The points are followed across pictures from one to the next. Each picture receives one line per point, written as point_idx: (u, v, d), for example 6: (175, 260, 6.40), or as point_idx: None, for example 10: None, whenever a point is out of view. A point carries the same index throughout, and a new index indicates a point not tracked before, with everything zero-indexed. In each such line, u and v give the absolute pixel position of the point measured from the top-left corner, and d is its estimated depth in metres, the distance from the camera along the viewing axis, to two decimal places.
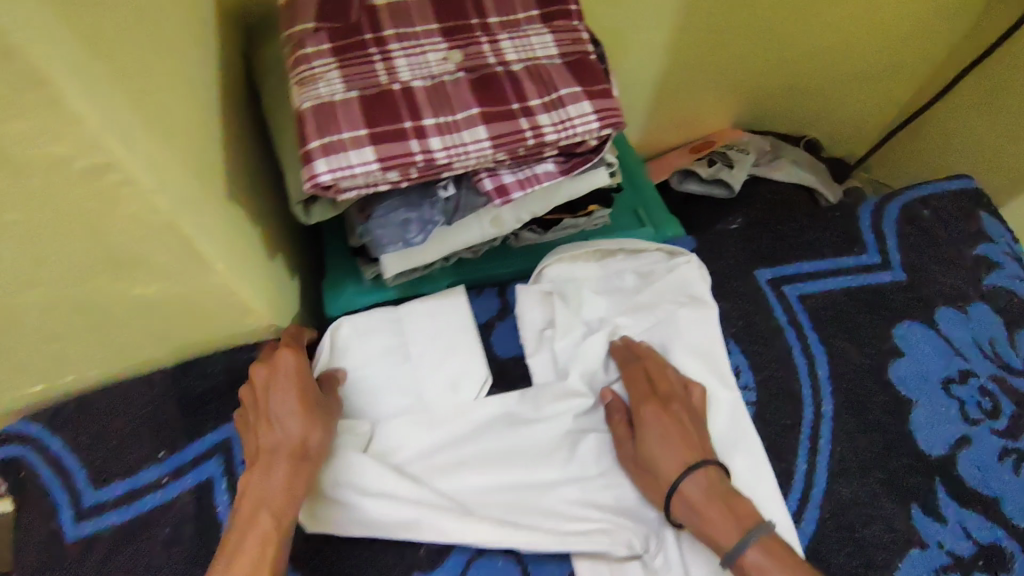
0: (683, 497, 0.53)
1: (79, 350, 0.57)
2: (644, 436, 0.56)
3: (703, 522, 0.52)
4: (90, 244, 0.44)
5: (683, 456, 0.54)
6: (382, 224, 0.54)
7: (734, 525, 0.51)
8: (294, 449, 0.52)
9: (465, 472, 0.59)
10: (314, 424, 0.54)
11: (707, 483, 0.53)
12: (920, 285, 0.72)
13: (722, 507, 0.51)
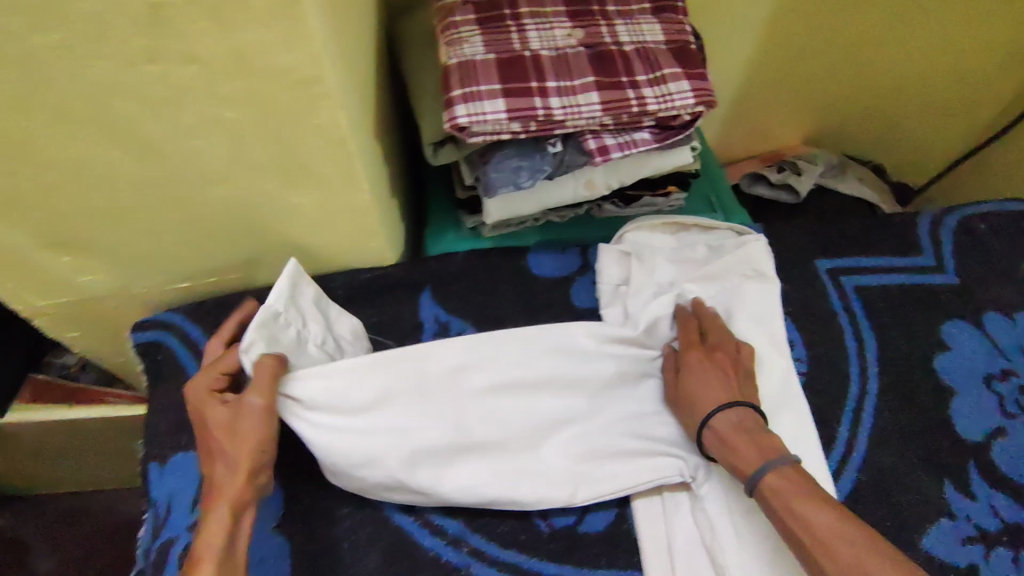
0: (715, 432, 0.60)
1: (231, 252, 0.68)
2: (687, 378, 0.64)
3: (730, 452, 0.58)
4: (279, 149, 0.55)
5: (721, 395, 0.62)
6: (498, 169, 0.63)
7: (757, 455, 0.57)
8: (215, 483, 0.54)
9: (537, 406, 0.65)
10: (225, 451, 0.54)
11: (736, 419, 0.60)
12: (970, 289, 0.77)
13: (747, 437, 0.58)
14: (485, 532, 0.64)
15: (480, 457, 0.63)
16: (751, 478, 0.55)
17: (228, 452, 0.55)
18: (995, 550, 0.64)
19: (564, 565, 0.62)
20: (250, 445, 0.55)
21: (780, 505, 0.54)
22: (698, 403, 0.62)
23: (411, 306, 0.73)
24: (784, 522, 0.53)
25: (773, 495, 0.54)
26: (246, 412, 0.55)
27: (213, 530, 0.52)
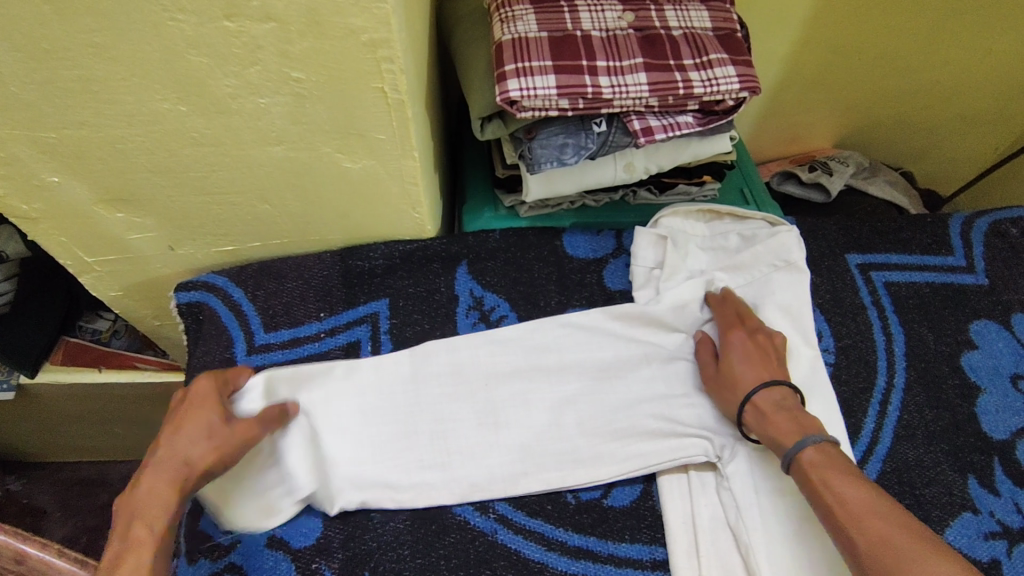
0: (756, 413, 0.62)
1: (277, 218, 0.70)
2: (729, 354, 0.66)
3: (770, 426, 0.60)
4: (338, 111, 0.57)
5: (759, 375, 0.64)
6: (543, 145, 0.65)
7: (796, 429, 0.59)
8: (172, 475, 0.54)
9: (560, 384, 0.68)
10: (194, 442, 0.56)
11: (777, 397, 0.62)
12: (999, 291, 0.78)
13: (790, 413, 0.61)
14: (511, 501, 0.64)
15: (507, 434, 0.66)
16: (789, 451, 0.57)
17: (199, 449, 0.55)
18: (1018, 547, 0.64)
19: (589, 538, 0.62)
20: (219, 452, 0.56)
21: (815, 478, 0.55)
22: (740, 380, 0.64)
23: (449, 278, 0.74)
24: (820, 496, 0.54)
25: (811, 471, 0.56)
26: (240, 429, 0.58)
27: (152, 516, 0.52)
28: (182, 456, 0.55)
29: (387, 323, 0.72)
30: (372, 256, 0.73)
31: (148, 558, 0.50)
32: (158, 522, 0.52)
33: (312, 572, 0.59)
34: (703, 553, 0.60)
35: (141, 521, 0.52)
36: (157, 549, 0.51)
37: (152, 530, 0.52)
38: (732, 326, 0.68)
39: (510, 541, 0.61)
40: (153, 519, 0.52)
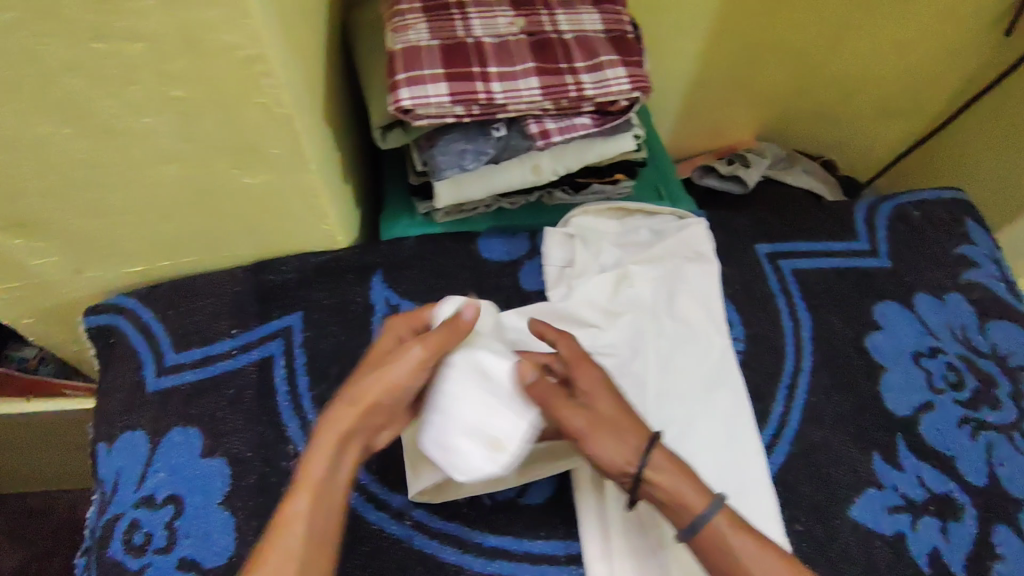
0: (646, 489, 0.55)
1: (182, 236, 0.68)
2: (598, 403, 0.56)
3: (673, 490, 0.54)
4: (226, 127, 0.56)
5: (636, 441, 0.55)
6: (444, 151, 0.65)
7: (699, 493, 0.54)
8: (341, 410, 0.54)
9: None
10: (366, 374, 0.56)
11: (662, 462, 0.55)
12: (903, 272, 0.80)
13: (681, 475, 0.54)
14: (428, 507, 0.64)
15: None
16: (699, 518, 0.53)
17: (364, 381, 0.56)
18: (922, 519, 0.66)
19: (505, 537, 0.63)
20: (394, 379, 0.55)
21: (725, 543, 0.53)
22: (617, 449, 0.54)
23: (363, 288, 0.74)
24: (736, 565, 0.52)
25: (721, 540, 0.53)
26: (409, 355, 0.55)
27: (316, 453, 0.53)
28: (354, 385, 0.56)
29: (300, 336, 0.71)
30: (283, 270, 0.72)
31: (306, 496, 0.51)
32: (320, 458, 0.53)
33: None
34: (613, 539, 0.61)
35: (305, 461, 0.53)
36: (315, 487, 0.51)
37: (314, 468, 0.52)
38: (586, 363, 0.58)
39: (426, 547, 0.62)
40: (315, 455, 0.53)
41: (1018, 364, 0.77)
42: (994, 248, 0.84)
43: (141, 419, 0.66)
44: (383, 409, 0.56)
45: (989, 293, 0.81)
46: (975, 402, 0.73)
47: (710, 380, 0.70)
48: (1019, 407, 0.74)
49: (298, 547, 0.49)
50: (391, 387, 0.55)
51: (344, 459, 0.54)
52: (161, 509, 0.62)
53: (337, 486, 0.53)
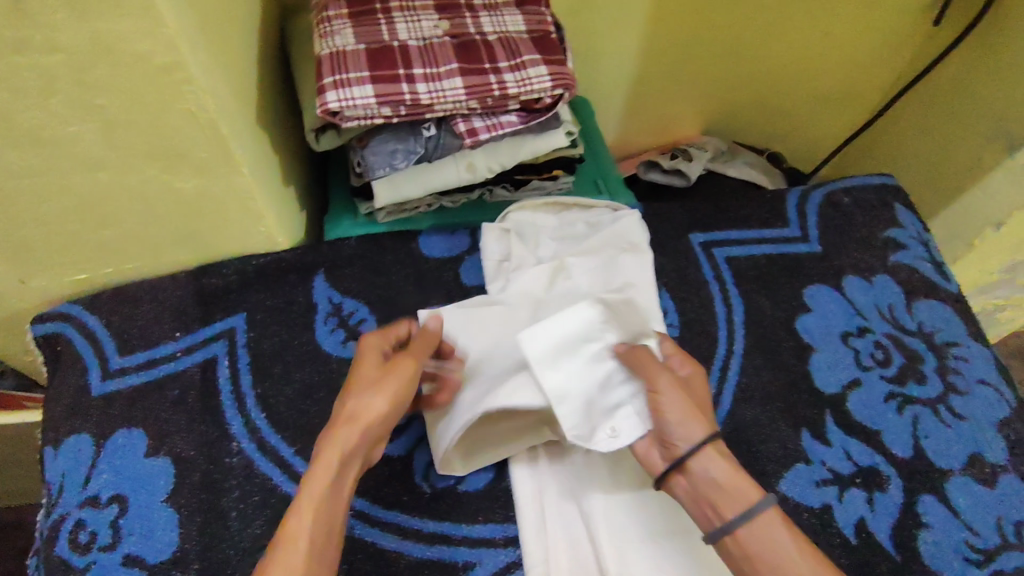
0: (700, 474, 0.54)
1: (122, 243, 0.70)
2: (694, 388, 0.60)
3: (727, 476, 0.53)
4: (153, 134, 0.58)
5: (704, 423, 0.56)
6: (375, 152, 0.67)
7: (755, 486, 0.53)
8: (341, 433, 0.55)
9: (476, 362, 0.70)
10: (362, 392, 0.58)
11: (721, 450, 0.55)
12: (832, 257, 0.84)
13: (737, 469, 0.54)
14: (369, 496, 0.66)
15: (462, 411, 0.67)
16: (756, 506, 0.52)
17: (360, 399, 0.57)
18: (848, 491, 0.69)
19: (444, 523, 0.65)
20: (385, 394, 0.58)
21: (774, 540, 0.51)
22: (697, 423, 0.55)
23: (306, 288, 0.76)
24: (780, 559, 0.50)
25: (772, 533, 0.51)
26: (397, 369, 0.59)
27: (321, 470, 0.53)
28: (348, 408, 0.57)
29: (244, 337, 0.73)
30: (226, 272, 0.74)
31: (312, 514, 0.51)
32: (322, 476, 0.53)
33: None
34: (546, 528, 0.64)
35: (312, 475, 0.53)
36: (320, 504, 0.52)
37: (317, 485, 0.53)
38: (686, 360, 0.63)
39: (367, 534, 0.64)
40: (317, 473, 0.53)
41: (944, 340, 0.80)
42: (923, 229, 0.87)
43: (87, 422, 0.68)
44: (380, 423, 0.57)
45: (916, 273, 0.84)
46: (901, 377, 0.76)
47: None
48: (945, 381, 0.77)
49: (306, 561, 0.49)
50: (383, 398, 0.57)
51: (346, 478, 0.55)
52: (106, 508, 0.64)
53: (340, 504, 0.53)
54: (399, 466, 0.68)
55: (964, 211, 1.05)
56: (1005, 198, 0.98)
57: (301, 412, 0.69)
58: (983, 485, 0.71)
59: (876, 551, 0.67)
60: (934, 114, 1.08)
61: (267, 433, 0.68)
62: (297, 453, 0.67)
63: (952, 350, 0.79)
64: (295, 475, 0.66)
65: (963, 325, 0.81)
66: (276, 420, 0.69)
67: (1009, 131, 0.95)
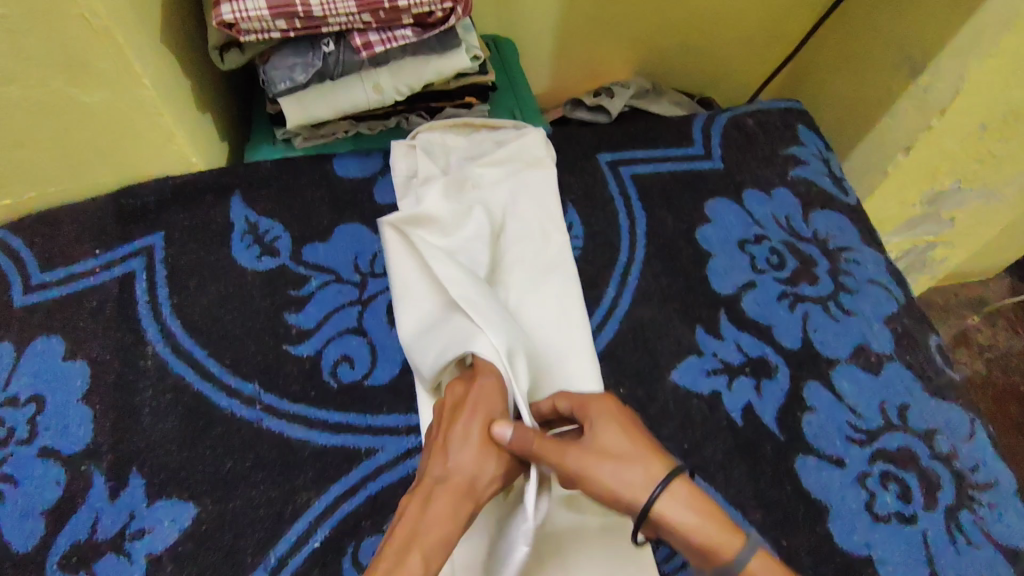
0: (666, 524, 0.49)
1: (40, 163, 0.73)
2: (607, 432, 0.54)
3: (689, 532, 0.49)
4: (52, 44, 0.62)
5: (648, 476, 0.50)
6: (276, 67, 0.72)
7: (724, 530, 0.48)
8: (458, 497, 0.52)
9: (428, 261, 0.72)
10: (487, 457, 0.54)
11: (685, 493, 0.50)
12: (733, 172, 0.88)
13: (703, 514, 0.49)
14: (278, 393, 0.69)
15: (411, 302, 0.70)
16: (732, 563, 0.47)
17: (490, 469, 0.54)
18: (737, 380, 0.73)
19: (348, 414, 0.68)
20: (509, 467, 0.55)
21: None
22: (625, 486, 0.50)
23: (222, 207, 0.79)
24: None
25: None
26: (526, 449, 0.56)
27: (436, 541, 0.49)
28: (471, 470, 0.54)
29: (162, 254, 0.76)
30: (145, 194, 0.78)
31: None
32: (439, 542, 0.50)
33: (81, 473, 0.64)
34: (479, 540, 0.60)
35: (435, 540, 0.50)
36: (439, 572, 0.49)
37: (435, 553, 0.49)
38: (596, 400, 0.56)
39: (274, 426, 0.67)
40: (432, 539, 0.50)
41: (838, 246, 0.83)
42: (823, 147, 0.92)
43: (7, 332, 0.71)
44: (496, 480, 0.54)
45: (814, 186, 0.88)
46: (795, 279, 0.80)
47: (538, 238, 0.77)
48: (837, 282, 0.80)
49: None
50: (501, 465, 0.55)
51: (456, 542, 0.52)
52: (25, 407, 0.67)
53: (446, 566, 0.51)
54: (309, 363, 0.71)
55: (878, 139, 1.09)
56: (911, 123, 1.02)
57: (215, 319, 0.73)
58: (868, 372, 0.75)
59: (762, 432, 0.70)
60: (850, 48, 1.12)
61: (182, 338, 0.71)
62: (210, 355, 0.71)
63: (846, 255, 0.83)
64: (207, 374, 0.70)
65: (857, 232, 0.85)
66: (190, 326, 0.72)
67: (911, 56, 1.00)
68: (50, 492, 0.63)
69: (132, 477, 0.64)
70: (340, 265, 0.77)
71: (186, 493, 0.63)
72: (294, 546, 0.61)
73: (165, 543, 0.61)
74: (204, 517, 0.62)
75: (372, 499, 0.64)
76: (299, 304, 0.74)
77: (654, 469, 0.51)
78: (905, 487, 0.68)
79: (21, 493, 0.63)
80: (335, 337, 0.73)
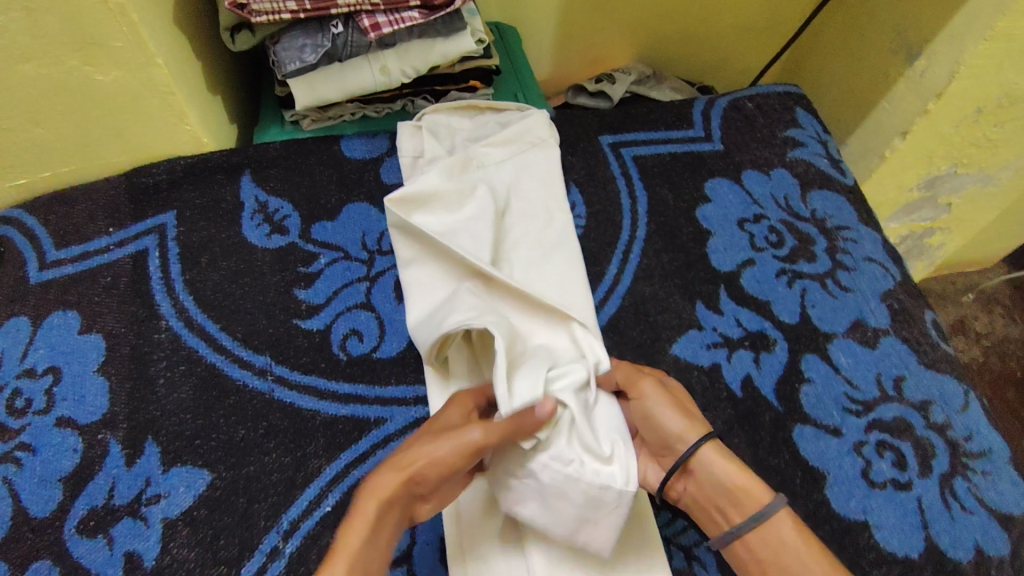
0: (705, 470, 0.60)
1: (55, 142, 0.75)
2: (673, 392, 0.65)
3: (726, 482, 0.59)
4: (70, 23, 0.63)
5: (699, 428, 0.61)
6: (286, 48, 0.74)
7: (758, 483, 0.59)
8: (383, 481, 0.54)
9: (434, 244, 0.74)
10: (417, 445, 0.56)
11: (725, 451, 0.61)
12: (733, 153, 0.89)
13: (741, 469, 0.59)
14: (289, 364, 0.71)
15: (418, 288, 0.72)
16: (761, 511, 0.57)
17: (414, 454, 0.56)
18: (736, 353, 0.75)
19: (358, 385, 0.70)
20: (442, 457, 0.55)
21: (783, 542, 0.56)
22: (681, 434, 0.61)
23: (232, 187, 0.81)
24: (785, 548, 0.56)
25: (780, 531, 0.56)
26: (462, 439, 0.56)
27: (356, 523, 0.53)
28: (402, 456, 0.56)
29: (174, 232, 0.78)
30: (157, 173, 0.80)
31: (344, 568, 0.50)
32: (359, 524, 0.53)
33: (98, 441, 0.66)
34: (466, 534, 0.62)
35: (357, 521, 0.53)
36: (354, 554, 0.51)
37: (354, 533, 0.52)
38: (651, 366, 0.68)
39: (285, 396, 0.69)
40: (356, 521, 0.53)
41: (836, 225, 0.85)
42: (821, 130, 0.94)
43: (24, 306, 0.73)
44: (430, 476, 0.55)
45: (812, 167, 0.90)
46: (793, 256, 0.82)
47: (541, 218, 0.79)
48: (834, 259, 0.82)
49: None
50: (435, 459, 0.55)
51: (385, 525, 0.54)
52: (42, 378, 0.69)
53: (376, 550, 0.53)
54: (319, 337, 0.73)
55: (876, 124, 1.10)
56: (908, 107, 1.03)
57: (226, 294, 0.75)
58: (865, 345, 0.76)
59: (761, 403, 0.72)
60: (848, 35, 1.14)
61: (194, 313, 0.73)
62: (222, 329, 0.72)
63: (843, 233, 0.84)
64: (220, 347, 0.71)
65: (854, 211, 0.87)
66: (202, 301, 0.74)
67: (908, 41, 1.01)
68: (67, 459, 0.65)
69: (147, 445, 0.66)
70: (348, 243, 0.79)
71: (199, 460, 0.65)
72: (306, 510, 0.63)
73: (180, 508, 0.63)
74: (218, 484, 0.64)
75: (380, 466, 0.66)
76: (308, 280, 0.76)
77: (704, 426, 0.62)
78: (900, 455, 0.70)
79: (39, 461, 0.65)
80: (344, 312, 0.74)
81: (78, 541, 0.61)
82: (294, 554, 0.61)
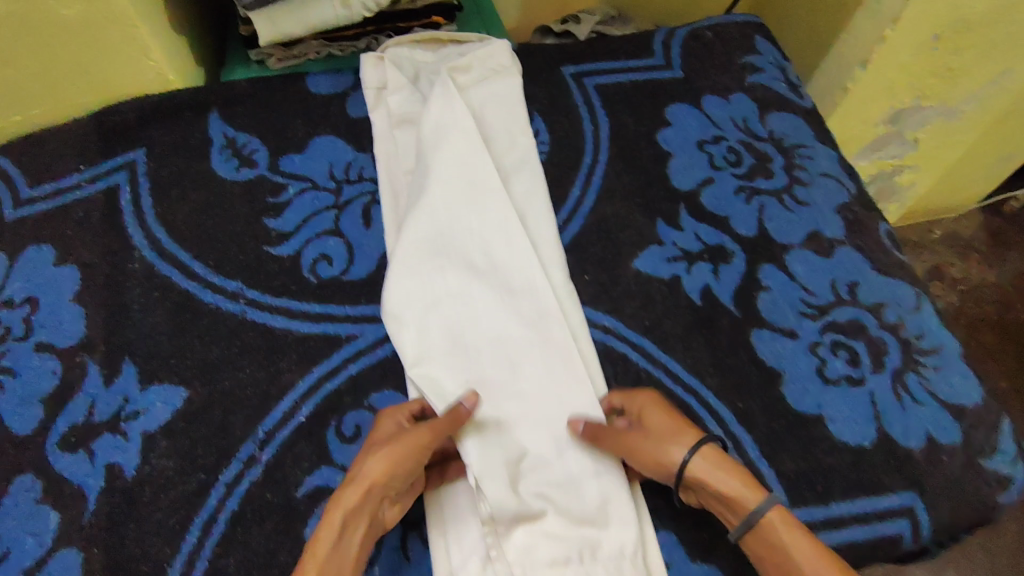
0: (697, 475, 0.59)
1: (22, 82, 0.76)
2: (644, 422, 0.63)
3: (716, 483, 0.58)
4: None
5: (688, 438, 0.60)
6: None
7: (747, 487, 0.58)
8: (349, 491, 0.55)
9: (427, 225, 0.72)
10: (371, 453, 0.57)
11: (712, 454, 0.59)
12: (692, 80, 0.91)
13: (731, 470, 0.58)
14: (260, 288, 0.73)
15: (404, 265, 0.70)
16: (753, 513, 0.56)
17: (372, 466, 0.56)
18: (695, 265, 0.77)
19: (329, 305, 0.72)
20: (396, 461, 0.57)
21: (777, 542, 0.55)
22: (665, 457, 0.59)
23: (200, 124, 0.82)
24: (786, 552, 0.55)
25: (774, 533, 0.56)
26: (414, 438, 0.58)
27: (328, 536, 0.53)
28: (360, 468, 0.56)
29: (144, 167, 0.79)
30: (126, 112, 0.81)
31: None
32: (329, 536, 0.53)
33: (77, 362, 0.68)
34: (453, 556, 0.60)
35: (328, 535, 0.53)
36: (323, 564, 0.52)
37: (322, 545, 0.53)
38: (635, 393, 0.65)
39: (257, 317, 0.71)
40: (325, 534, 0.53)
41: (793, 144, 0.87)
42: (779, 55, 0.96)
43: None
44: (392, 481, 0.56)
45: (770, 91, 0.91)
46: (751, 174, 0.84)
47: (504, 141, 0.81)
48: (791, 176, 0.84)
49: None
50: (391, 467, 0.56)
51: (354, 535, 0.55)
52: (20, 307, 0.71)
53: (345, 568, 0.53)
54: (289, 261, 0.75)
55: (839, 55, 1.12)
56: (867, 35, 1.05)
57: (197, 225, 0.76)
58: (820, 255, 0.79)
59: (718, 309, 0.74)
60: None
61: (166, 243, 0.75)
62: (195, 258, 0.74)
63: (800, 151, 0.87)
64: (191, 273, 0.73)
65: (811, 131, 0.89)
66: (174, 232, 0.76)
67: None
68: (47, 380, 0.67)
69: (125, 365, 0.68)
70: (315, 173, 0.81)
71: (176, 378, 0.67)
72: (281, 421, 0.66)
73: (158, 422, 0.65)
74: (195, 398, 0.66)
75: (351, 379, 0.68)
76: (277, 210, 0.78)
77: (691, 434, 0.60)
78: (854, 353, 0.73)
79: (20, 382, 0.67)
80: (313, 239, 0.76)
81: (59, 454, 0.63)
82: (270, 461, 0.64)
